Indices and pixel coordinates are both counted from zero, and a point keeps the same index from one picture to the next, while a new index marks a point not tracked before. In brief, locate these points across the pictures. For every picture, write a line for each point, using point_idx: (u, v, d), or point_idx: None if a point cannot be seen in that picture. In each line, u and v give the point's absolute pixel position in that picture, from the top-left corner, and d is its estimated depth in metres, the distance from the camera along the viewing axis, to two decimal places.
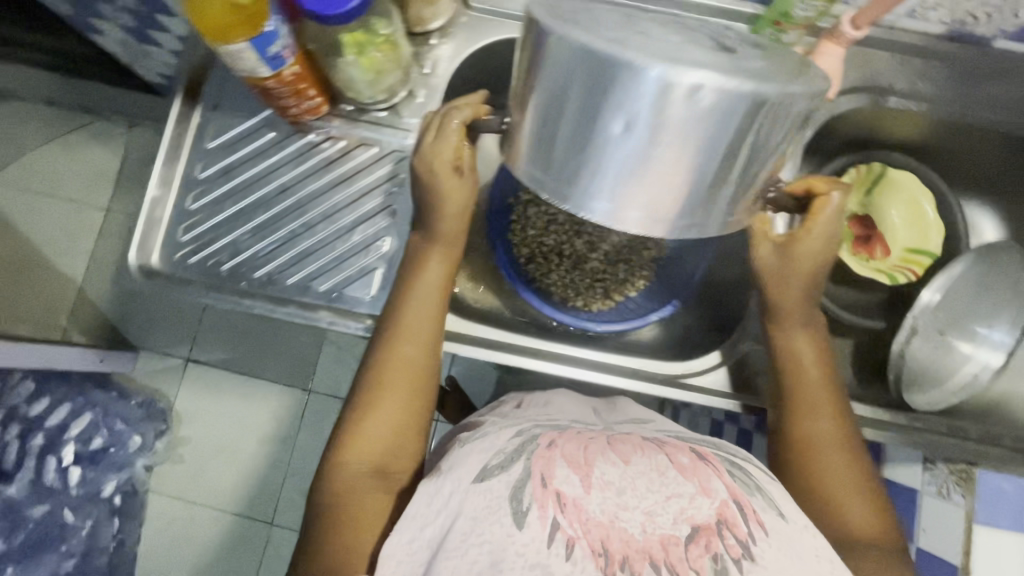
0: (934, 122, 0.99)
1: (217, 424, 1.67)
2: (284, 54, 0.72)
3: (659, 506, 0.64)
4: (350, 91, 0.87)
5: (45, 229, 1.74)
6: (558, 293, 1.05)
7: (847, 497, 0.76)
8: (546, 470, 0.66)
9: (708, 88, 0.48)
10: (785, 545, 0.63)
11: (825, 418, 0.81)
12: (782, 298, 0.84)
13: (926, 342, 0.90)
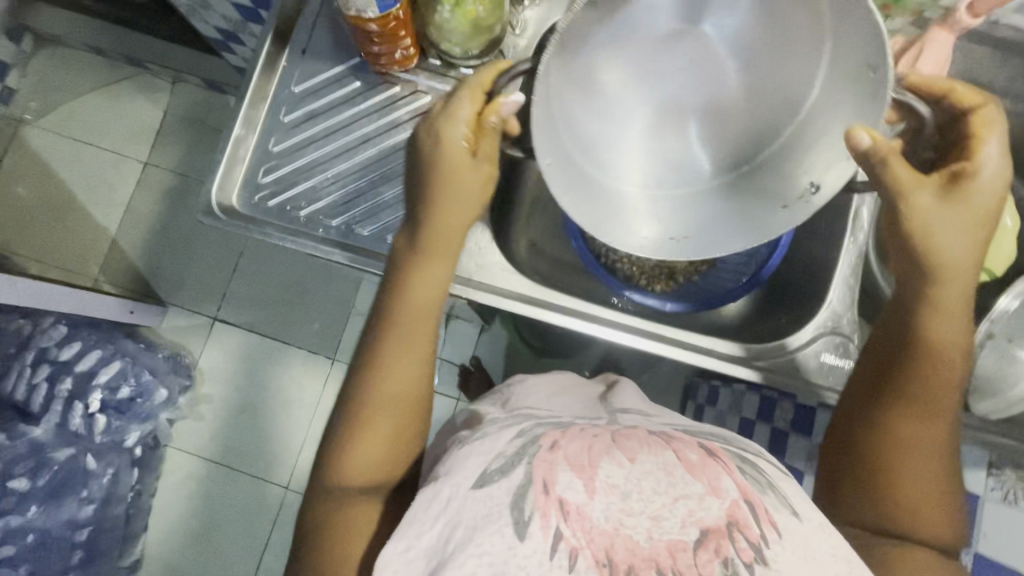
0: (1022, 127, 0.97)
1: (242, 383, 1.69)
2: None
3: (666, 510, 0.52)
4: (441, 42, 0.85)
5: (84, 177, 1.75)
6: (626, 269, 1.06)
7: (923, 507, 0.69)
8: (547, 475, 0.54)
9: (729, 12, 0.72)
10: (806, 556, 0.52)
11: (938, 424, 0.70)
12: (945, 253, 0.69)
13: (994, 352, 0.88)
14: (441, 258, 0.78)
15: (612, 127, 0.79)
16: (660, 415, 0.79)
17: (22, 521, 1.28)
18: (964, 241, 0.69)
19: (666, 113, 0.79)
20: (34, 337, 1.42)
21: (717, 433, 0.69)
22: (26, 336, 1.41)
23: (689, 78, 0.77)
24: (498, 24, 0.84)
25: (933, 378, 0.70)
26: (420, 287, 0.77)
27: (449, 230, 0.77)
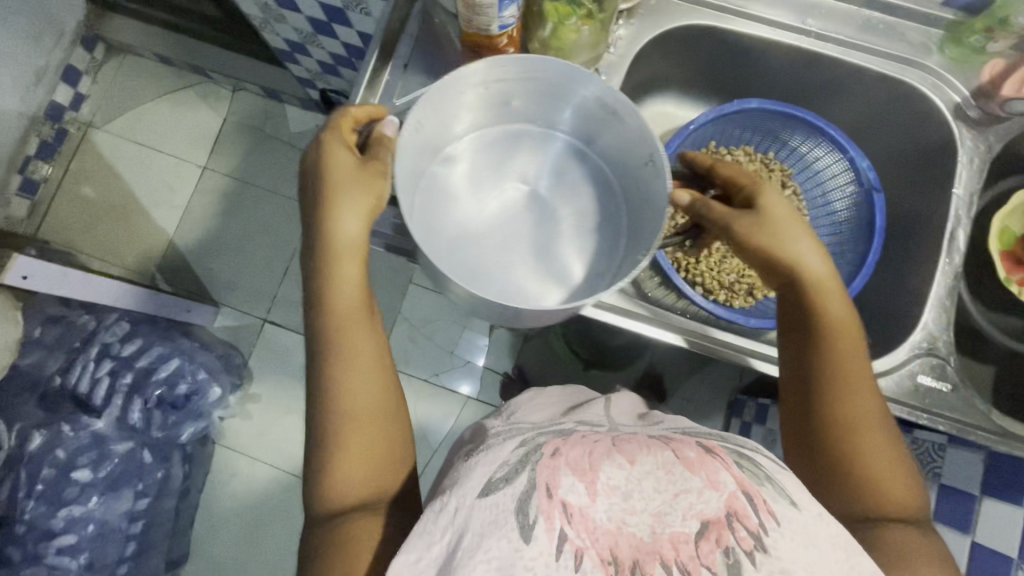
0: None
1: (288, 383, 1.73)
2: (512, 17, 0.73)
3: (667, 505, 0.54)
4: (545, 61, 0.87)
5: (146, 180, 1.81)
6: (704, 285, 1.10)
7: (887, 474, 0.70)
8: (551, 477, 0.55)
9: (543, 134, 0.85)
10: (804, 543, 0.53)
11: (866, 396, 0.72)
12: (795, 264, 0.75)
13: None
14: (354, 263, 0.73)
15: (474, 262, 0.80)
16: (666, 420, 0.77)
17: (83, 511, 1.33)
18: (802, 245, 0.75)
19: (516, 240, 0.82)
20: (98, 332, 1.48)
21: (717, 433, 0.67)
22: (90, 331, 1.47)
23: (523, 210, 0.84)
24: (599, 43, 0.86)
25: (838, 356, 0.73)
26: (341, 293, 0.73)
27: (347, 236, 0.72)
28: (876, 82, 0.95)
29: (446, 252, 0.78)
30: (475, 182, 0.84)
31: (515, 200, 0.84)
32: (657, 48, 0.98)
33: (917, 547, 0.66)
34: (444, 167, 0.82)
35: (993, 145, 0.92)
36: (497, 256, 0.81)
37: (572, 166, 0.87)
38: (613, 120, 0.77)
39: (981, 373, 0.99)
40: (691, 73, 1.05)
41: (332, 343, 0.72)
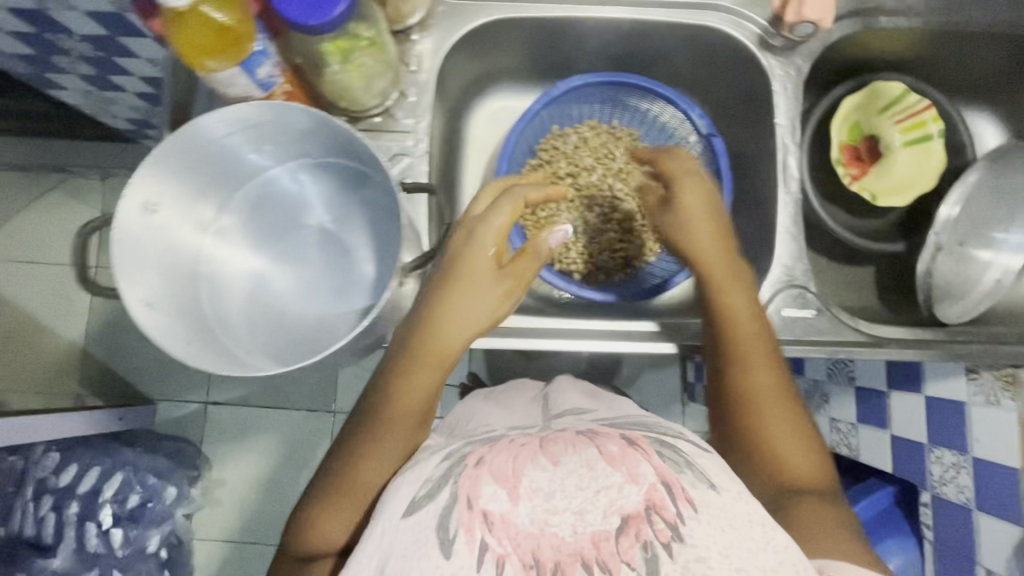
0: (925, 34, 0.73)
1: (247, 453, 1.53)
2: (274, 75, 0.51)
3: (587, 502, 0.40)
4: (344, 101, 0.62)
5: (34, 297, 1.46)
6: (579, 269, 0.79)
7: (783, 434, 0.57)
8: (471, 487, 0.41)
9: (266, 172, 0.62)
10: (723, 527, 0.41)
11: (759, 365, 0.59)
12: (687, 222, 0.65)
13: (947, 258, 0.73)
14: (432, 375, 0.57)
15: (273, 339, 0.61)
16: (596, 408, 0.68)
17: None
18: (706, 221, 0.64)
19: (318, 299, 0.63)
20: (29, 468, 1.26)
21: (643, 420, 0.55)
22: (19, 472, 1.25)
23: (316, 244, 0.64)
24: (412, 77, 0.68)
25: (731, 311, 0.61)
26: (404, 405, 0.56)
27: (453, 342, 0.57)
28: (694, 41, 0.72)
29: (215, 357, 0.54)
30: (247, 249, 0.63)
31: (303, 251, 0.64)
32: (453, 61, 0.73)
33: (826, 519, 0.51)
34: (180, 262, 0.57)
35: (804, 67, 0.69)
36: (290, 323, 0.62)
37: (349, 209, 0.64)
38: (272, 119, 0.53)
39: (865, 276, 0.84)
40: (522, 60, 0.78)
41: (391, 390, 0.57)
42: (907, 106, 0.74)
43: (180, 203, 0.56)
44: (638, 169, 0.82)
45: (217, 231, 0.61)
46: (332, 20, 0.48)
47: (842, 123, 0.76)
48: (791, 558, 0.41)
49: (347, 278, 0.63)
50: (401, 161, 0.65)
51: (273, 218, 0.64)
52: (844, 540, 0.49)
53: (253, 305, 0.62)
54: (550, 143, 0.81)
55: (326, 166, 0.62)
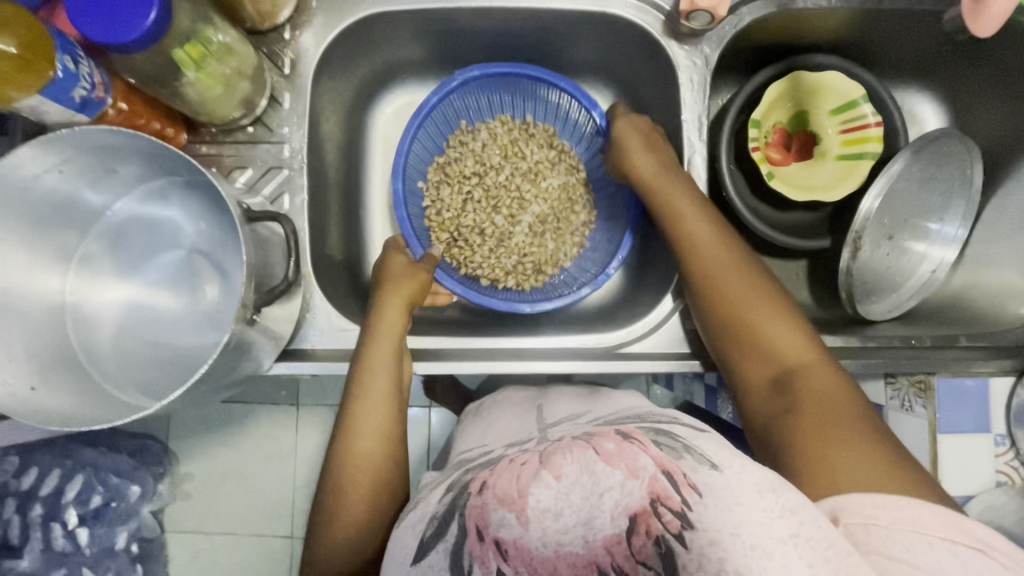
0: (849, 14, 0.66)
1: (198, 454, 1.07)
2: (96, 95, 0.48)
3: (593, 508, 0.35)
4: (205, 114, 0.57)
5: None
6: (487, 274, 0.75)
7: (766, 324, 0.53)
8: (479, 515, 0.38)
9: (126, 206, 0.59)
10: (731, 505, 0.35)
11: (723, 270, 0.56)
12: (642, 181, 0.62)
13: (876, 252, 0.71)
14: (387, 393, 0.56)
15: (145, 368, 0.58)
16: (589, 410, 0.57)
17: None
18: (642, 153, 0.63)
19: (194, 328, 0.59)
20: None
21: (639, 412, 0.50)
22: None
23: (189, 272, 0.60)
24: (280, 81, 0.62)
25: (695, 250, 0.57)
26: (360, 444, 0.54)
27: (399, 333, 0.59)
28: (595, 27, 0.67)
29: (69, 396, 0.51)
30: (115, 277, 0.60)
31: (178, 275, 0.60)
32: (339, 55, 0.65)
33: (825, 405, 0.47)
34: (34, 303, 0.54)
35: (710, 57, 0.64)
36: (163, 352, 0.59)
37: (223, 233, 0.60)
38: (102, 139, 0.48)
39: (792, 271, 0.78)
40: (430, 50, 0.71)
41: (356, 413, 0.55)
42: (857, 116, 0.70)
43: (23, 242, 0.52)
44: (545, 170, 0.77)
45: (82, 260, 0.58)
46: (144, 32, 0.44)
47: (792, 102, 0.72)
48: (801, 519, 0.35)
49: (220, 303, 0.60)
50: (286, 173, 0.62)
51: (141, 250, 0.60)
52: (850, 435, 0.45)
53: (123, 336, 0.59)
54: (455, 141, 0.76)
55: (188, 187, 0.59)
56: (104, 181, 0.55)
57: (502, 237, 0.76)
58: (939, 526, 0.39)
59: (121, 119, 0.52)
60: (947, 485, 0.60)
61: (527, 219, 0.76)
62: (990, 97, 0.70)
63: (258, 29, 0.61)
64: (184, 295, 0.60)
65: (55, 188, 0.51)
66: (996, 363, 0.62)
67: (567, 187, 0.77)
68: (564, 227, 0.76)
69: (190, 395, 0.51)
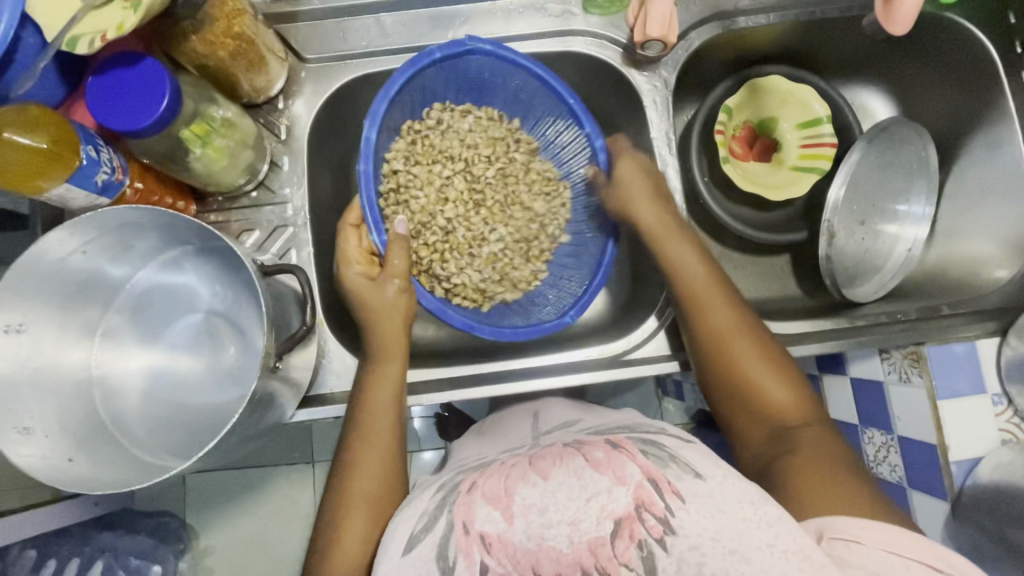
0: (791, 28, 0.72)
1: (218, 524, 1.07)
2: (116, 176, 0.52)
3: (581, 511, 0.39)
4: (211, 184, 0.62)
5: None
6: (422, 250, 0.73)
7: (760, 375, 0.57)
8: (466, 512, 0.42)
9: (146, 278, 0.63)
10: (713, 511, 0.40)
11: (724, 320, 0.59)
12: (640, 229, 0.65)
13: (852, 236, 0.75)
14: (383, 451, 0.57)
15: (173, 431, 0.60)
16: (583, 418, 0.61)
17: None
18: (643, 201, 0.65)
19: (217, 388, 0.62)
20: None
21: (625, 423, 0.54)
22: None
23: (208, 335, 0.64)
24: (278, 146, 0.67)
25: (693, 304, 0.61)
26: (354, 498, 0.55)
27: (391, 398, 0.60)
28: (562, 65, 0.72)
29: (104, 464, 0.53)
30: (138, 345, 0.62)
31: (198, 338, 0.64)
32: (330, 116, 0.71)
33: (817, 452, 0.51)
34: (64, 378, 0.57)
35: (669, 79, 0.70)
36: (189, 412, 0.61)
37: (237, 294, 0.64)
38: (120, 217, 0.52)
39: (778, 265, 0.82)
40: None
41: (351, 469, 0.56)
42: (816, 134, 0.76)
43: (51, 322, 0.55)
44: (528, 189, 0.75)
45: (105, 334, 0.61)
46: (158, 116, 0.49)
47: (765, 105, 0.77)
48: (777, 531, 0.39)
49: (241, 359, 0.62)
50: (294, 230, 0.66)
51: (161, 318, 0.64)
52: (840, 476, 0.49)
53: (149, 401, 0.61)
54: (438, 116, 0.73)
55: (202, 254, 0.62)
56: (124, 257, 0.59)
57: (455, 233, 0.74)
58: (915, 550, 0.42)
59: (137, 197, 0.56)
60: (955, 450, 0.62)
61: (490, 220, 0.74)
62: (934, 83, 0.76)
63: (254, 103, 0.67)
64: (205, 357, 0.63)
65: (79, 268, 0.55)
66: (981, 327, 0.65)
67: (540, 207, 0.75)
68: (530, 252, 0.75)
69: (220, 449, 0.53)
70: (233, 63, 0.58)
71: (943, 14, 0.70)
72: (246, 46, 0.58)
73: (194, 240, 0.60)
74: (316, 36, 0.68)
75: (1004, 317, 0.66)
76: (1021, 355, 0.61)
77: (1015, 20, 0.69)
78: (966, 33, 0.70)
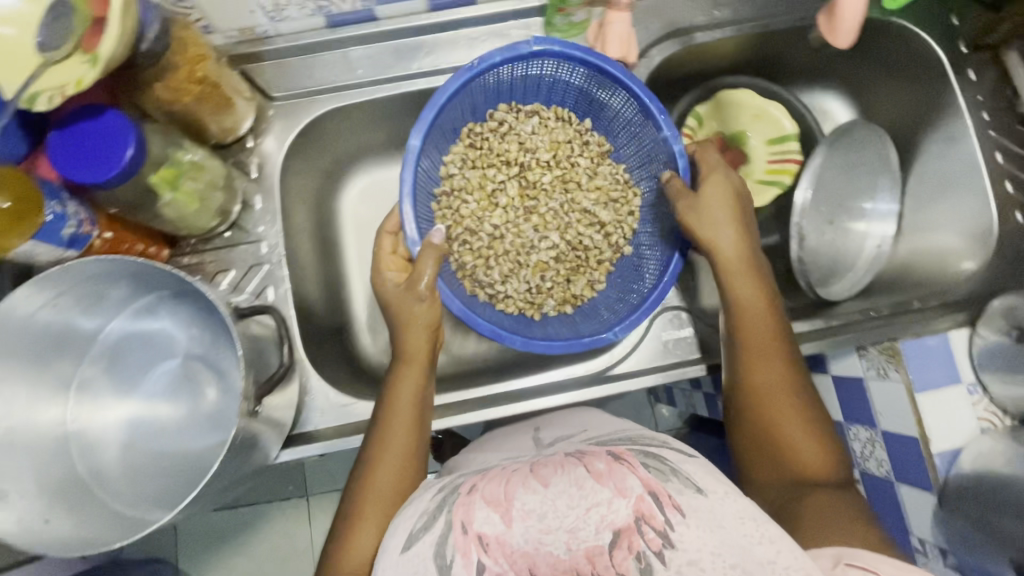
0: (748, 41, 0.74)
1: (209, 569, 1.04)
2: (84, 230, 0.52)
3: (580, 520, 0.39)
4: (183, 228, 0.62)
5: None
6: (469, 257, 0.73)
7: (791, 415, 0.56)
8: (465, 512, 0.41)
9: (120, 328, 0.62)
10: (714, 526, 0.39)
11: (770, 353, 0.58)
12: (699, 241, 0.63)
13: (823, 236, 0.77)
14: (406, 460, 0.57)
15: (154, 481, 0.59)
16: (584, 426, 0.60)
17: None
18: (724, 226, 0.61)
19: (198, 435, 0.61)
20: None
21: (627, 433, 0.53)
22: None
23: (187, 381, 0.63)
24: (250, 184, 0.67)
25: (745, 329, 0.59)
26: (373, 497, 0.54)
27: (416, 408, 0.60)
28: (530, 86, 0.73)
29: (84, 522, 0.52)
30: (115, 396, 0.61)
31: (177, 384, 0.63)
32: (300, 151, 0.71)
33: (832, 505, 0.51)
34: (39, 436, 0.55)
35: None
36: (171, 461, 0.60)
37: (214, 337, 0.63)
38: (89, 269, 0.51)
39: None
40: (383, 133, 0.77)
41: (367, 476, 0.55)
42: (786, 151, 0.79)
43: (22, 380, 0.54)
44: (590, 197, 0.74)
45: (80, 387, 0.60)
46: (123, 166, 0.49)
47: (735, 119, 0.79)
48: (779, 549, 0.39)
49: (222, 404, 0.61)
50: (270, 267, 0.66)
51: (139, 367, 0.63)
52: (852, 522, 0.49)
53: (129, 452, 0.60)
54: (502, 118, 0.73)
55: (177, 300, 0.62)
56: (95, 308, 0.58)
57: (503, 240, 0.73)
58: None
59: (106, 247, 0.56)
60: (936, 441, 0.63)
61: (546, 227, 0.74)
62: (889, 84, 0.78)
63: (224, 142, 0.67)
64: (184, 403, 0.62)
65: (49, 323, 0.54)
66: (951, 318, 0.67)
67: (597, 213, 0.74)
68: (587, 262, 0.75)
69: (203, 498, 0.52)
70: (199, 107, 0.59)
71: (889, 20, 0.72)
72: (212, 89, 0.58)
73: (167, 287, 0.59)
74: (282, 74, 0.68)
75: (972, 307, 0.67)
76: (991, 345, 0.63)
77: (957, 22, 0.72)
78: (914, 36, 0.73)
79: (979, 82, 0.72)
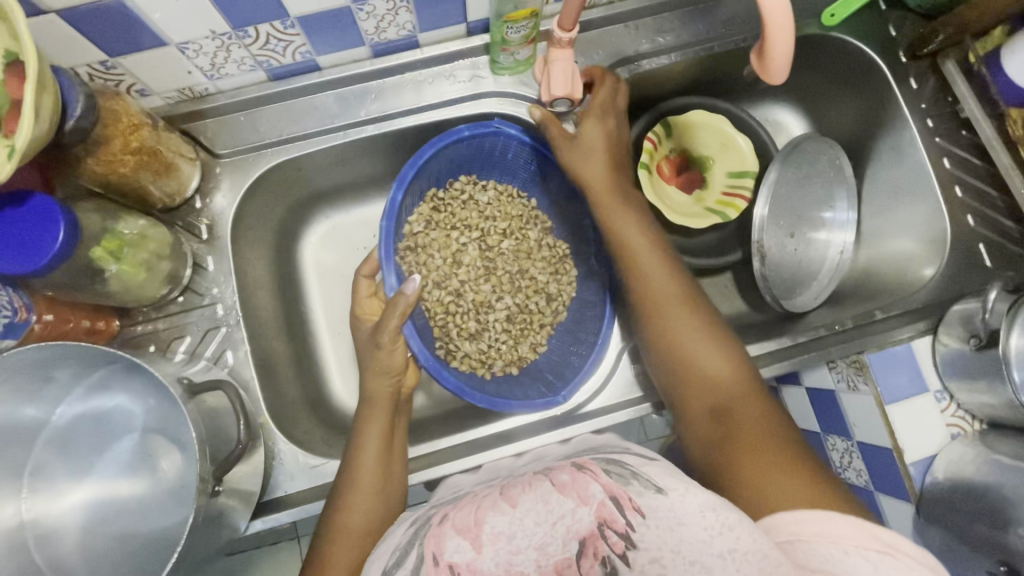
0: (697, 63, 0.75)
1: None
2: (19, 318, 0.52)
3: (547, 535, 0.38)
4: (131, 299, 0.60)
5: None
6: (436, 307, 0.75)
7: (703, 357, 0.55)
8: (436, 543, 0.40)
9: (69, 410, 0.59)
10: (674, 525, 0.37)
11: (659, 278, 0.60)
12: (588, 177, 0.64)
13: (784, 248, 0.76)
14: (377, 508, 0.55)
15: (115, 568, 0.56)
16: None
17: None
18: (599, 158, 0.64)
19: (157, 516, 0.58)
20: None
21: (593, 444, 0.53)
22: None
23: (144, 459, 0.60)
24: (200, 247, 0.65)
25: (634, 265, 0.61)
26: (343, 549, 0.52)
27: (385, 464, 0.57)
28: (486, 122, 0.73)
29: None
30: (71, 481, 0.59)
31: (135, 462, 0.60)
32: (252, 207, 0.69)
33: (759, 435, 0.49)
34: None
35: None
36: (133, 540, 0.58)
37: (168, 412, 0.60)
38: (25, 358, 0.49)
39: (721, 284, 0.84)
40: (338, 179, 0.75)
41: (337, 525, 0.54)
42: (741, 185, 0.79)
43: None
44: (538, 266, 0.77)
45: (33, 474, 0.58)
46: (55, 253, 0.47)
47: (702, 139, 0.80)
48: (739, 534, 0.38)
49: (181, 482, 0.59)
50: (229, 329, 0.65)
51: (92, 449, 0.60)
52: (779, 457, 0.47)
53: (88, 538, 0.58)
54: (461, 188, 0.77)
55: (125, 379, 0.59)
56: (41, 393, 0.56)
57: (464, 296, 0.76)
58: (858, 535, 0.40)
59: (48, 331, 0.55)
60: (910, 451, 0.63)
61: (497, 293, 0.77)
62: (835, 94, 0.80)
63: (171, 205, 0.65)
64: (143, 482, 0.60)
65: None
66: (915, 326, 0.67)
67: (546, 283, 0.77)
68: (532, 325, 0.76)
69: None
70: (139, 174, 0.57)
71: (830, 34, 0.73)
72: (149, 158, 0.58)
73: (115, 367, 0.57)
74: (225, 131, 0.67)
75: (934, 313, 0.68)
76: (951, 351, 0.63)
77: (894, 32, 0.74)
78: (854, 48, 0.74)
79: (920, 90, 0.73)
